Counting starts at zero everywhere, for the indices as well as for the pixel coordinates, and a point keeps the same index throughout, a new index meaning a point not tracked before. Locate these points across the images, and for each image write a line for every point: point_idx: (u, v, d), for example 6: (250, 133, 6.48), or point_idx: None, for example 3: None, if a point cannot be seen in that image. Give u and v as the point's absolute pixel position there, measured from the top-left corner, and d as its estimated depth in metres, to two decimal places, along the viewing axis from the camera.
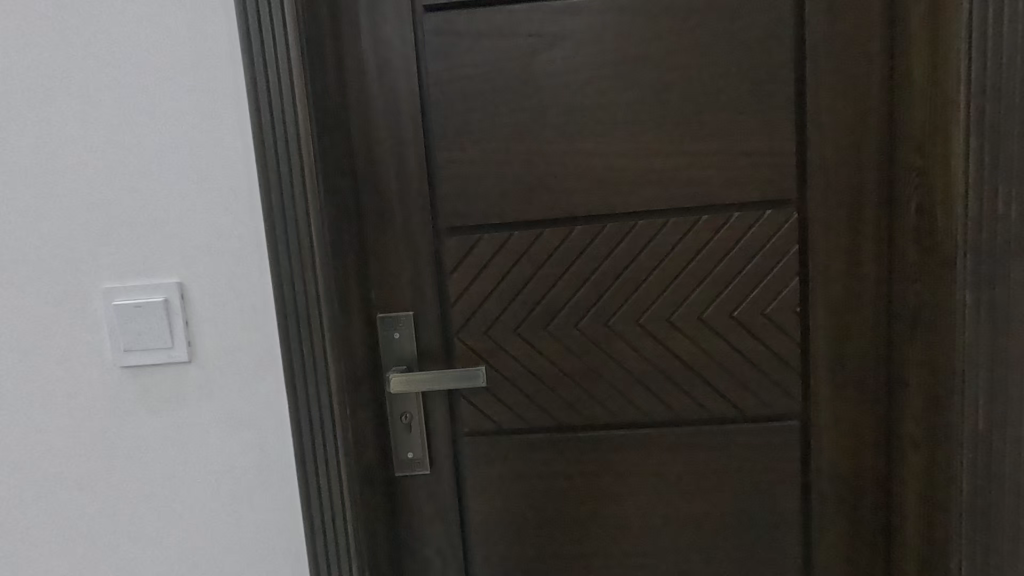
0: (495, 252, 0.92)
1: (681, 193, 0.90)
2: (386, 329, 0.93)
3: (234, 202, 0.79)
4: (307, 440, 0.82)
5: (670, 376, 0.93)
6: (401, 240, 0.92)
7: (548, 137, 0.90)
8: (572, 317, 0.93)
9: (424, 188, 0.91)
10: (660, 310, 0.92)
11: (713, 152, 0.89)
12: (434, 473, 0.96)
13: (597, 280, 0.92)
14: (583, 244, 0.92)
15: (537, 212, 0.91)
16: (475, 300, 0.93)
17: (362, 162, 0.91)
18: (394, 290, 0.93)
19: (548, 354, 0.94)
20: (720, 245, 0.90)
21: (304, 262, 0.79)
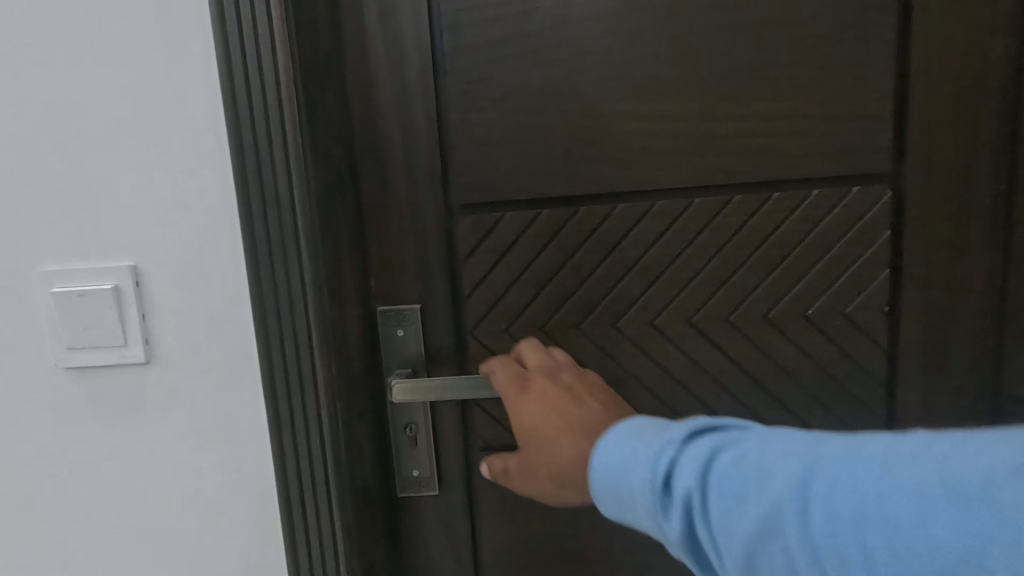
0: (520, 234, 0.76)
1: (749, 166, 0.74)
2: (387, 325, 0.78)
3: (200, 168, 0.64)
4: (291, 460, 0.68)
5: (726, 387, 0.78)
6: (406, 218, 0.77)
7: (588, 96, 0.74)
8: (610, 315, 0.78)
9: (435, 157, 0.76)
10: (718, 308, 0.76)
11: (789, 115, 0.73)
12: (443, 494, 0.82)
13: (642, 271, 0.76)
14: (626, 226, 0.76)
15: (571, 187, 0.75)
16: (495, 292, 0.77)
17: (360, 125, 0.75)
18: (398, 279, 0.78)
19: (581, 358, 0.79)
20: (794, 229, 0.75)
21: (288, 246, 0.64)
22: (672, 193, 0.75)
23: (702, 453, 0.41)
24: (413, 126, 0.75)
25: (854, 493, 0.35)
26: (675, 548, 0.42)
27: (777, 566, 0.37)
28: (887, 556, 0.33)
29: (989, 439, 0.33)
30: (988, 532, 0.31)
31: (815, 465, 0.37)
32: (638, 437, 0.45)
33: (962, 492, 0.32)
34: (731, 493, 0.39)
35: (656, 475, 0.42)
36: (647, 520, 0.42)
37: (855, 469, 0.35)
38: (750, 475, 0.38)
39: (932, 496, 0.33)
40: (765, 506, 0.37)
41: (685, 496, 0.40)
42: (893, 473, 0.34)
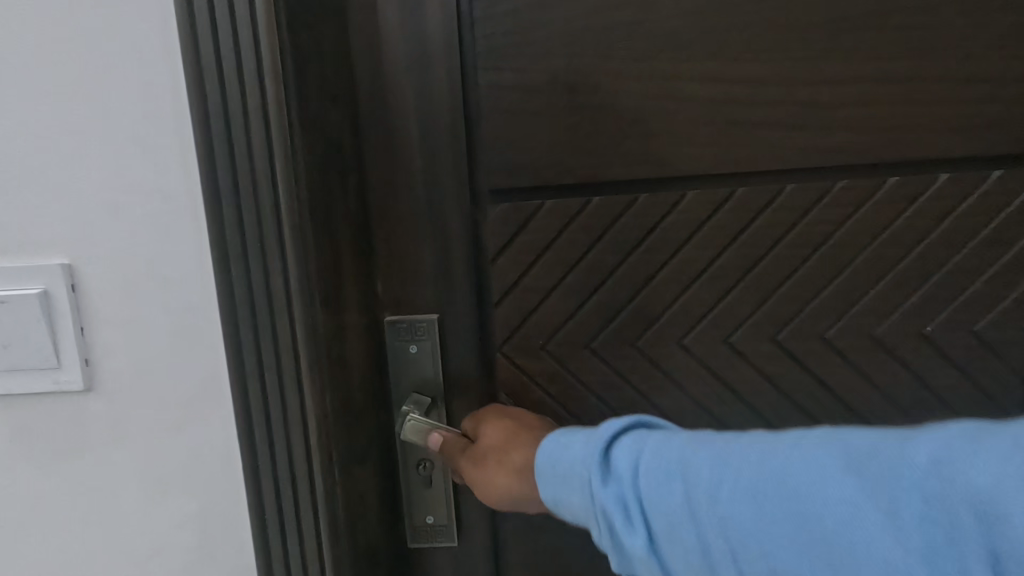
0: (565, 227, 0.61)
1: (857, 144, 0.59)
2: (397, 339, 0.63)
3: (152, 136, 0.49)
4: (273, 517, 0.53)
5: (816, 422, 0.63)
6: (422, 207, 0.62)
7: (654, 55, 0.59)
8: (674, 329, 0.63)
9: (460, 131, 0.60)
10: (811, 323, 0.62)
11: (910, 78, 0.58)
12: (462, 544, 0.67)
13: (716, 275, 0.62)
14: (698, 219, 0.61)
15: (629, 170, 0.61)
16: (531, 301, 0.62)
17: (364, 88, 0.60)
18: (411, 282, 0.63)
19: (635, 382, 0.64)
20: (912, 224, 0.59)
21: (269, 243, 0.49)
22: (756, 178, 0.61)
23: (633, 440, 0.41)
24: (433, 91, 0.60)
25: (774, 479, 0.35)
26: (602, 538, 0.41)
27: (692, 553, 0.37)
28: (801, 542, 0.34)
29: (904, 441, 0.33)
30: (896, 530, 0.31)
31: (734, 456, 0.37)
32: (576, 434, 0.45)
33: (882, 485, 0.32)
34: (656, 485, 0.38)
35: (592, 462, 0.42)
36: (583, 506, 0.42)
37: (770, 461, 0.36)
38: (676, 460, 0.39)
39: (853, 488, 0.33)
40: (688, 491, 0.37)
41: (615, 480, 0.41)
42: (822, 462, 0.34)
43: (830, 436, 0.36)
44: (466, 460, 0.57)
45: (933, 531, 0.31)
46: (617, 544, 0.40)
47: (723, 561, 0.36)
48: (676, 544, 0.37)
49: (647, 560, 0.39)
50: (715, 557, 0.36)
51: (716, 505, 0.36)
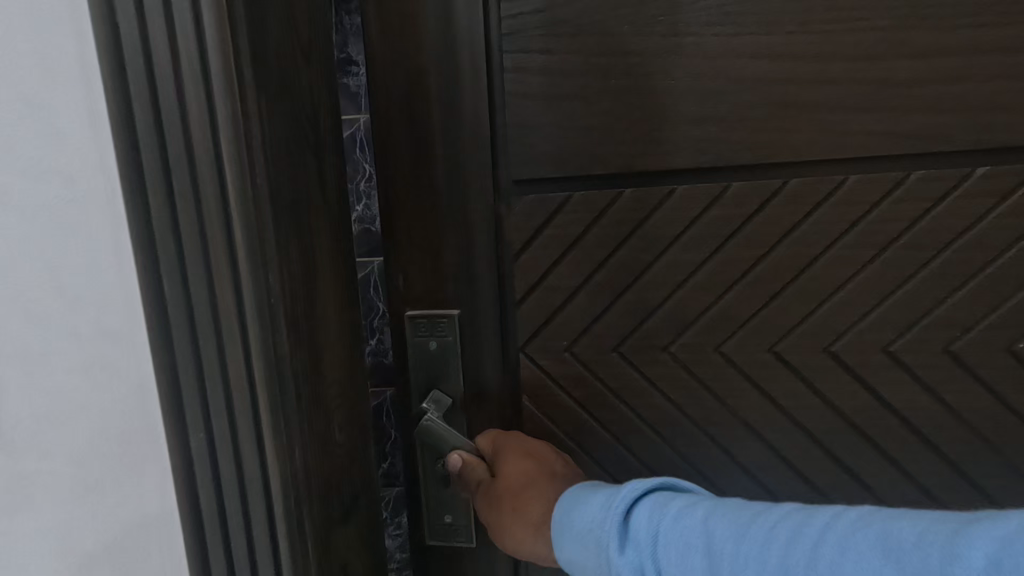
0: (594, 222, 0.57)
1: (939, 128, 0.51)
2: (418, 336, 0.61)
3: (52, 140, 0.43)
4: (240, 533, 0.49)
5: (871, 444, 0.56)
6: (442, 199, 0.59)
7: (699, 30, 0.53)
8: (709, 337, 0.58)
9: (483, 119, 0.57)
10: (867, 336, 0.55)
11: (1008, 51, 0.49)
12: (481, 546, 0.65)
13: (760, 280, 0.56)
14: (744, 215, 0.55)
15: (666, 161, 0.56)
16: (555, 300, 0.59)
17: (380, 75, 0.57)
18: (430, 277, 0.61)
19: (664, 392, 0.59)
20: (1002, 224, 0.51)
21: (215, 257, 0.44)
22: (817, 168, 0.54)
23: (651, 505, 0.37)
24: (454, 76, 0.56)
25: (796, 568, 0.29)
26: None
27: None
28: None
29: (969, 524, 0.26)
30: None
31: (756, 528, 0.32)
32: (597, 492, 0.42)
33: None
34: (675, 558, 0.34)
35: (604, 523, 0.39)
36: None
37: (797, 537, 0.30)
38: (691, 529, 0.34)
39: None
40: (702, 566, 0.33)
41: (630, 546, 0.37)
42: (848, 551, 0.28)
43: (874, 515, 0.29)
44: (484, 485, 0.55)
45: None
46: None
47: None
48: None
49: None
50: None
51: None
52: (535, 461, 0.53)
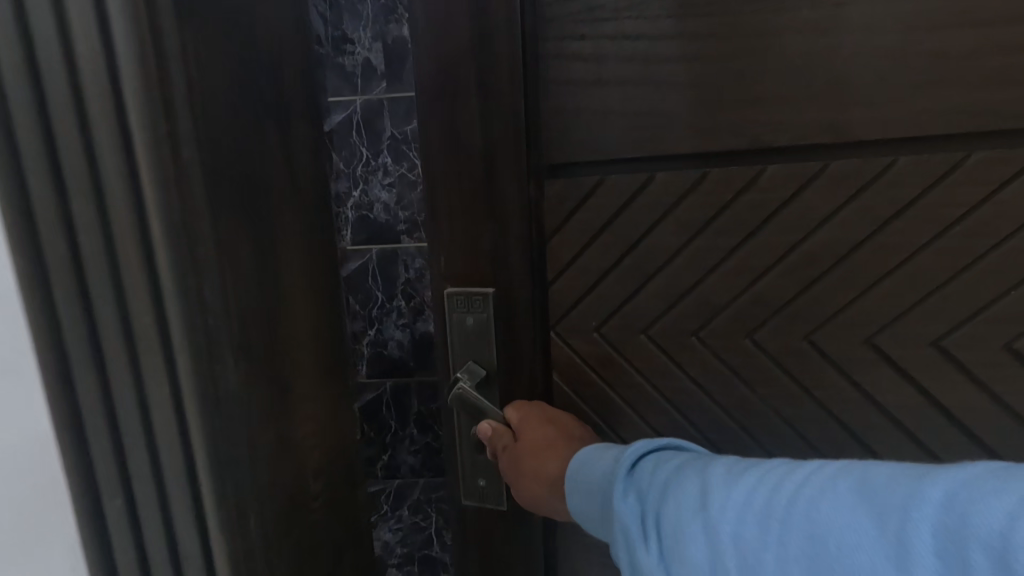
0: (625, 205, 0.59)
1: (1002, 104, 0.47)
2: (455, 312, 0.65)
3: None
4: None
5: (914, 440, 0.53)
6: (479, 180, 0.61)
7: (735, 8, 0.52)
8: (740, 323, 0.57)
9: (518, 104, 0.58)
10: (912, 326, 0.52)
11: None
12: (512, 510, 0.70)
13: (794, 265, 0.54)
14: (780, 198, 0.54)
15: (699, 144, 0.55)
16: (587, 281, 0.62)
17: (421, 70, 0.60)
18: (467, 256, 0.64)
19: (689, 373, 0.60)
20: None
21: (119, 239, 0.36)
22: (865, 147, 0.51)
23: (656, 461, 0.41)
24: (489, 63, 0.58)
25: (776, 502, 0.31)
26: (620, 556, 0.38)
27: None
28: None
29: (934, 471, 0.28)
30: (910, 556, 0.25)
31: (746, 473, 0.34)
32: (617, 451, 0.46)
33: (886, 515, 0.27)
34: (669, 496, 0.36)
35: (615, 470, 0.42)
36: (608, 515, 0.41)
37: (781, 479, 0.32)
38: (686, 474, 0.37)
39: (854, 513, 0.28)
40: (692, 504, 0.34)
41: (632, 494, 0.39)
42: (828, 490, 0.30)
43: (853, 469, 0.31)
44: (507, 449, 0.59)
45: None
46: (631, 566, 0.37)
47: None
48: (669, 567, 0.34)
49: None
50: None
51: (716, 520, 0.32)
52: (549, 427, 0.57)
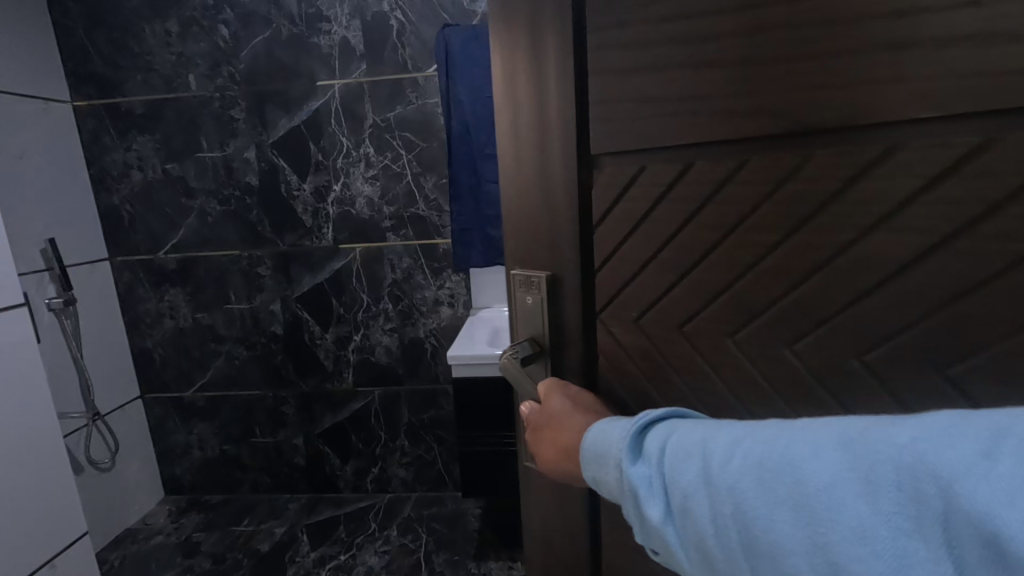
0: (655, 202, 0.68)
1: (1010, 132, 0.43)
2: (520, 289, 0.87)
3: None
4: None
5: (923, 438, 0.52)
6: (540, 193, 0.81)
7: (745, 51, 0.56)
8: (777, 334, 0.61)
9: (569, 124, 0.74)
10: (952, 337, 0.48)
11: None
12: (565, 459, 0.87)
13: (838, 274, 0.55)
14: (828, 190, 0.54)
15: (725, 137, 0.60)
16: (629, 269, 0.74)
17: (502, 105, 0.83)
18: (536, 246, 0.85)
19: (713, 364, 0.67)
20: None
21: None
22: (914, 138, 0.48)
23: (660, 428, 0.56)
24: (545, 96, 0.76)
25: (771, 459, 0.45)
26: (630, 511, 0.55)
27: (705, 515, 0.48)
28: (785, 516, 0.43)
29: (892, 424, 0.40)
30: (877, 492, 0.39)
31: (747, 438, 0.48)
32: (621, 419, 0.61)
33: (862, 459, 0.40)
34: (677, 459, 0.51)
35: (624, 439, 0.58)
36: (620, 476, 0.57)
37: (776, 443, 0.45)
38: (719, 449, 0.49)
39: (838, 465, 0.41)
40: (699, 466, 0.49)
41: (641, 464, 0.55)
42: (818, 446, 0.43)
43: (829, 430, 0.43)
44: (532, 407, 0.80)
45: (900, 499, 0.38)
46: (640, 516, 0.54)
47: (749, 529, 0.45)
48: (713, 514, 0.47)
49: (662, 524, 0.51)
50: (740, 521, 0.45)
51: (717, 479, 0.47)
52: (567, 398, 0.77)
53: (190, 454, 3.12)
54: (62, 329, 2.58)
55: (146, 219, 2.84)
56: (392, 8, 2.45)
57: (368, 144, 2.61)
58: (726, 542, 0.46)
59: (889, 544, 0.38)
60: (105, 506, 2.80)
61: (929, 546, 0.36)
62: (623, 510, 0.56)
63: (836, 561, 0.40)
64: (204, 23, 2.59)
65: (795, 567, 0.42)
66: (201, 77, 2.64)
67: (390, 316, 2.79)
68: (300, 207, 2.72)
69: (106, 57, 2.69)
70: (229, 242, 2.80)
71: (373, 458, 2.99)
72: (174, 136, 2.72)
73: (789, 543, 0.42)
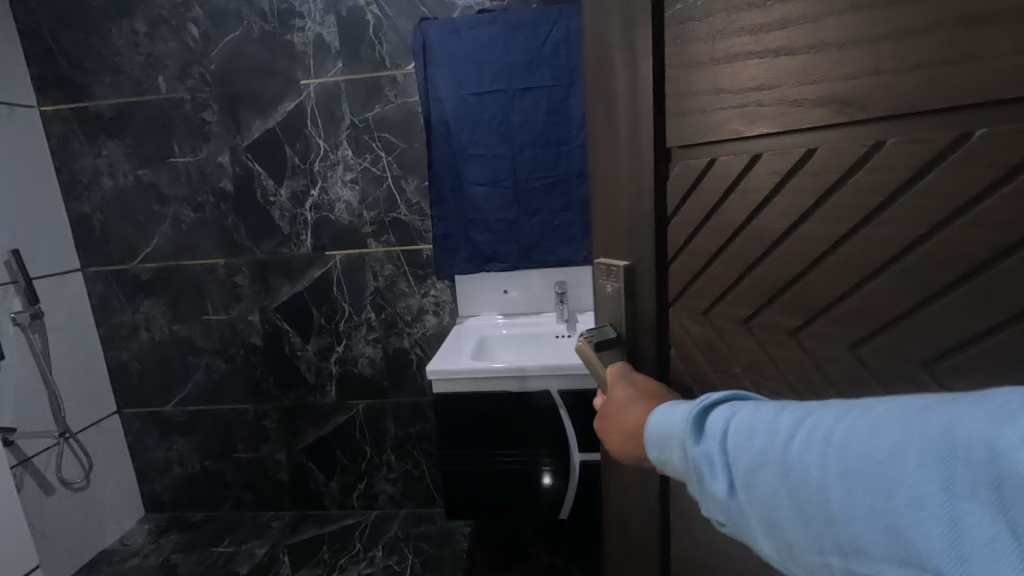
0: (730, 190, 0.69)
1: None
2: (600, 279, 0.88)
3: None
4: None
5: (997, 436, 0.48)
6: (622, 179, 0.82)
7: (822, 40, 0.56)
8: (839, 334, 0.59)
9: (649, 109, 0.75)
10: None
11: None
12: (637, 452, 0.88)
13: (906, 274, 0.52)
14: (890, 186, 0.52)
15: (792, 128, 0.60)
16: (699, 262, 0.76)
17: (594, 91, 0.84)
18: (613, 236, 0.86)
19: (777, 361, 0.67)
20: None
21: None
22: (989, 124, 0.46)
23: (719, 410, 0.56)
24: (633, 80, 0.77)
25: (831, 435, 0.44)
26: (699, 486, 0.57)
27: (767, 488, 0.48)
28: (844, 487, 0.42)
29: (960, 401, 0.39)
30: (937, 463, 0.38)
31: (808, 416, 0.47)
32: (683, 403, 0.62)
33: (923, 430, 0.39)
34: (739, 436, 0.52)
35: (686, 421, 0.59)
36: (686, 456, 0.58)
37: (836, 420, 0.44)
38: (780, 423, 0.48)
39: (895, 438, 0.40)
40: (759, 443, 0.49)
41: (705, 442, 0.56)
42: (877, 423, 0.42)
43: (894, 409, 0.42)
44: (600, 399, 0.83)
45: (956, 468, 0.37)
46: (710, 491, 0.55)
47: (808, 495, 0.45)
48: (774, 486, 0.48)
49: (728, 497, 0.53)
50: (802, 491, 0.45)
51: (776, 453, 0.47)
52: (630, 387, 0.78)
53: (169, 472, 2.96)
54: (29, 346, 2.43)
55: (117, 228, 2.69)
56: (369, 3, 2.34)
57: (344, 146, 2.49)
58: (788, 513, 0.47)
59: (946, 510, 0.37)
60: (79, 527, 2.66)
61: (980, 507, 0.35)
62: (691, 486, 0.58)
63: (896, 523, 0.39)
64: (173, 21, 2.46)
65: (855, 533, 0.42)
66: (172, 78, 2.51)
67: (372, 326, 2.67)
68: (276, 213, 2.59)
69: (70, 58, 2.54)
70: (204, 251, 2.66)
71: (358, 474, 2.85)
72: (146, 141, 2.58)
73: (850, 507, 0.42)
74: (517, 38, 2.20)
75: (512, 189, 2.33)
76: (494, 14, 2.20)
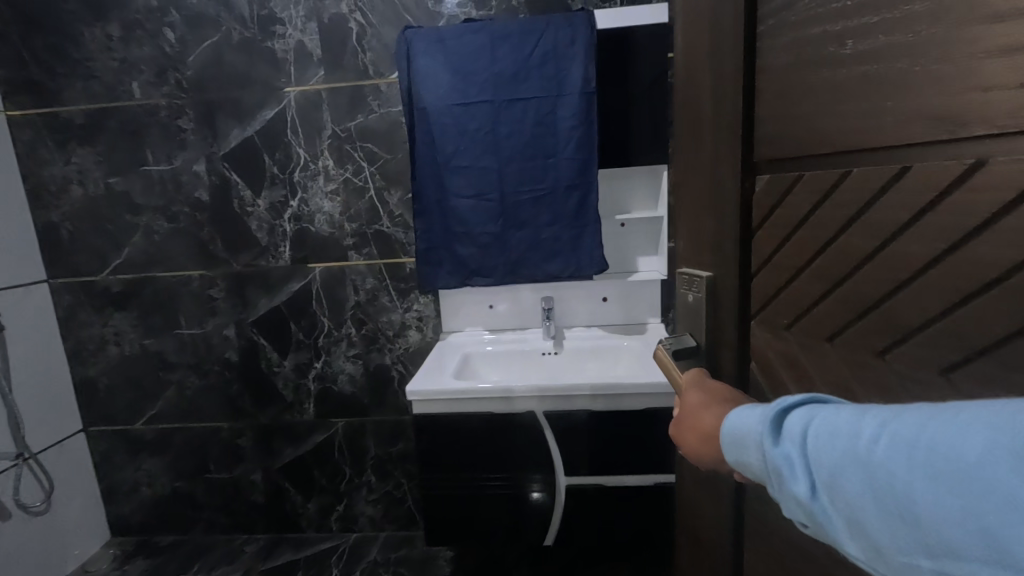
0: (821, 202, 0.67)
1: None
2: (681, 288, 0.90)
3: None
4: None
5: None
6: (706, 193, 0.84)
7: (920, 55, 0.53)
8: (932, 356, 0.55)
9: (735, 127, 0.77)
10: None
11: None
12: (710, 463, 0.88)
13: (1013, 299, 0.48)
14: (999, 205, 0.48)
15: (888, 146, 0.57)
16: (784, 276, 0.74)
17: (684, 108, 0.87)
18: (696, 247, 0.88)
19: (861, 383, 0.63)
20: None
21: None
22: None
23: (796, 412, 0.50)
24: (720, 98, 0.79)
25: (919, 437, 0.39)
26: (777, 490, 0.51)
27: (853, 493, 0.43)
28: (934, 491, 0.38)
29: None
30: None
31: (894, 419, 0.42)
32: (753, 406, 0.56)
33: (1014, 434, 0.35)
34: (819, 440, 0.46)
35: (760, 424, 0.53)
36: (762, 462, 0.52)
37: (923, 425, 0.40)
38: (862, 425, 0.44)
39: (988, 442, 0.36)
40: (843, 446, 0.44)
41: (782, 443, 0.50)
42: (967, 426, 0.37)
43: (987, 412, 0.37)
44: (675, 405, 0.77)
45: None
46: (790, 496, 0.50)
47: (897, 499, 0.40)
48: (860, 491, 0.43)
49: (809, 501, 0.47)
50: (891, 495, 0.41)
51: (863, 456, 0.42)
52: (705, 393, 0.71)
53: (138, 494, 2.80)
54: None
55: (85, 237, 2.56)
56: (352, 11, 2.29)
57: (326, 157, 2.42)
58: (877, 518, 0.42)
59: None
60: (43, 552, 2.52)
61: None
62: (770, 490, 0.52)
63: (990, 526, 0.36)
64: (149, 27, 2.38)
65: (946, 537, 0.38)
66: (147, 84, 2.42)
67: (353, 342, 2.57)
68: (253, 223, 2.50)
69: (38, 61, 2.44)
70: (178, 262, 2.56)
71: (336, 494, 2.73)
72: (120, 148, 2.48)
73: (940, 512, 0.38)
74: (504, 47, 2.16)
75: (497, 202, 2.27)
76: (480, 25, 2.17)
